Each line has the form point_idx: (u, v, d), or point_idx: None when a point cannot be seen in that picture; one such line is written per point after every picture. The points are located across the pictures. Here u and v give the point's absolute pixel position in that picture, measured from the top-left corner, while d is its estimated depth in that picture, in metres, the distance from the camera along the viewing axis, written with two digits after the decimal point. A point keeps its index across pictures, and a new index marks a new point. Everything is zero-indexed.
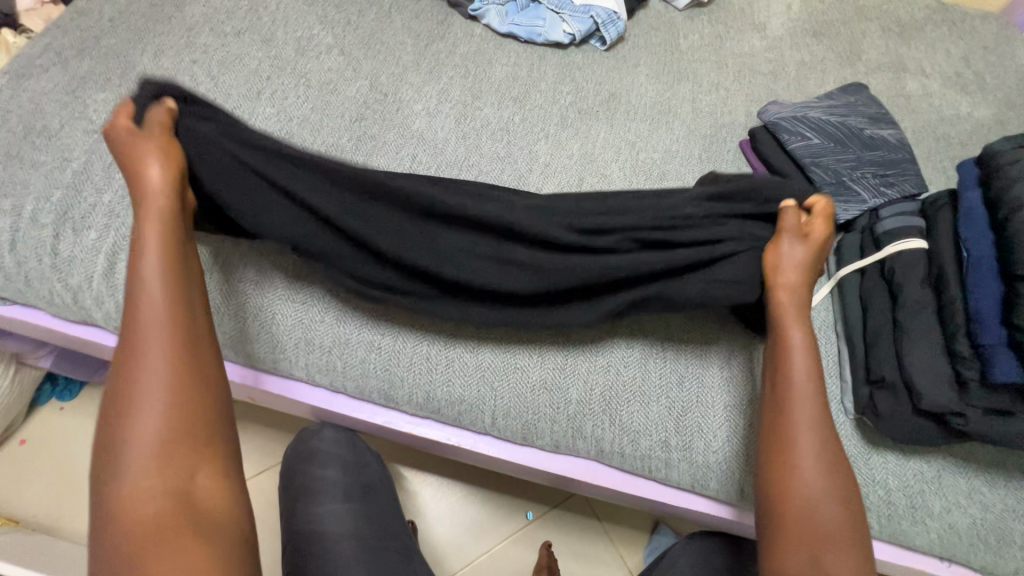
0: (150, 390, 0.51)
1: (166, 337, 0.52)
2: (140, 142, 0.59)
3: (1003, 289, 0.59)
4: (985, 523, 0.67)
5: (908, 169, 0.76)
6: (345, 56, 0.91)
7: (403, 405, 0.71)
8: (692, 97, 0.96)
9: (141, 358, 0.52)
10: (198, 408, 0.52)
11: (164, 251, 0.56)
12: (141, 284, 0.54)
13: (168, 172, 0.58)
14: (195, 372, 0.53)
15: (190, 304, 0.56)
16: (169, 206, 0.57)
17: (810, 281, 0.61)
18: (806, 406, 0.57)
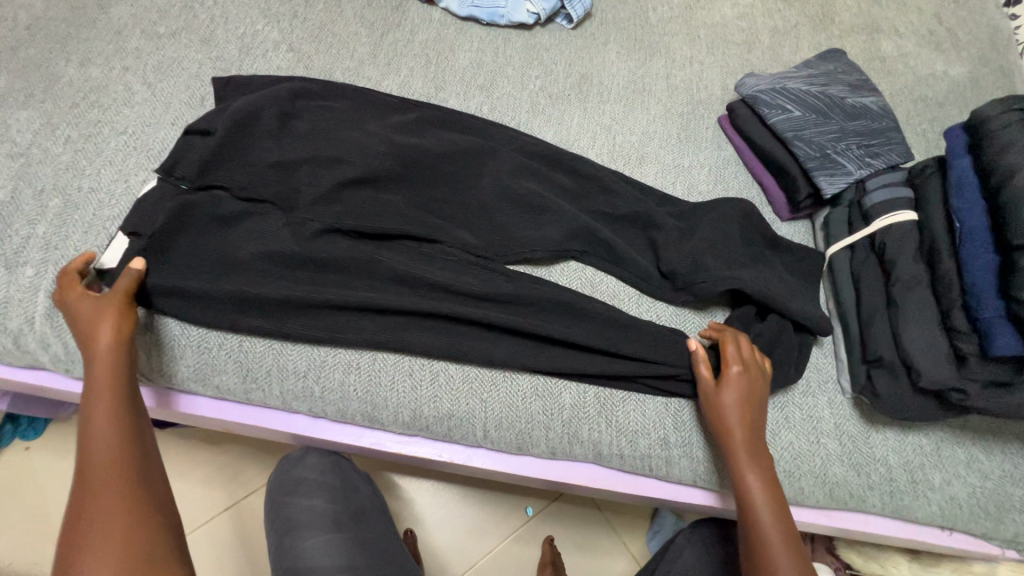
0: (98, 498, 0.49)
1: (115, 451, 0.52)
2: (90, 313, 0.57)
3: (998, 259, 0.57)
4: (984, 491, 0.67)
5: (894, 137, 0.73)
6: (295, 52, 0.84)
7: (388, 425, 0.67)
8: (666, 73, 0.92)
9: (90, 467, 0.51)
10: (142, 509, 0.50)
11: (106, 385, 0.55)
12: (92, 419, 0.53)
13: (113, 319, 0.57)
14: (133, 476, 0.51)
15: (136, 426, 0.55)
16: (116, 339, 0.57)
17: (751, 414, 0.61)
18: (778, 544, 0.55)
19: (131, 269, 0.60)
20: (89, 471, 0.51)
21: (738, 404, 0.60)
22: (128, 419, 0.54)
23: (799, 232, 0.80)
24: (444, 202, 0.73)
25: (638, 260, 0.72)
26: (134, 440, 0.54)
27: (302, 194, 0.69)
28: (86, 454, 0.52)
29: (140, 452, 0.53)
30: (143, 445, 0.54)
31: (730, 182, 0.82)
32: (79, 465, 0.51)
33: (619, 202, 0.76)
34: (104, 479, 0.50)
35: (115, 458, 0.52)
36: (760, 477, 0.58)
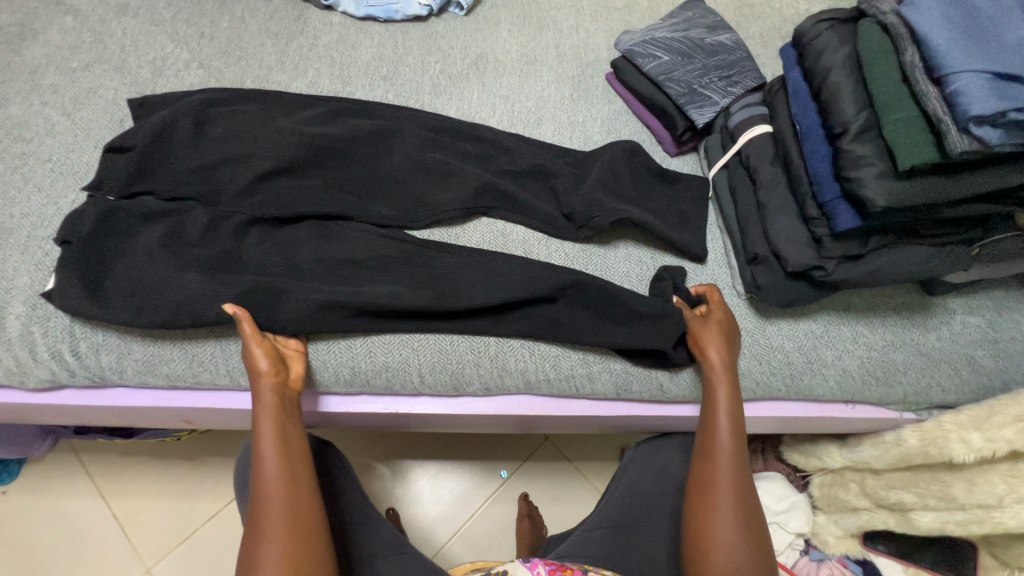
0: (277, 547, 0.54)
1: (287, 506, 0.57)
2: (259, 356, 0.63)
3: (831, 148, 0.65)
4: (872, 360, 0.76)
5: (747, 65, 0.84)
6: (205, 68, 0.90)
7: (333, 386, 0.73)
8: (556, 42, 1.00)
9: (267, 510, 0.56)
10: (316, 558, 0.56)
11: (276, 435, 0.60)
12: (264, 469, 0.58)
13: (272, 366, 0.63)
14: (305, 530, 0.57)
15: (305, 478, 0.60)
16: (277, 397, 0.62)
17: (727, 356, 0.70)
18: (728, 468, 0.65)
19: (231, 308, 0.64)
20: (264, 523, 0.56)
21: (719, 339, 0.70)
22: (296, 472, 0.59)
23: (686, 164, 0.88)
24: (357, 180, 0.79)
25: (541, 206, 0.79)
26: (305, 493, 0.59)
27: (222, 192, 0.74)
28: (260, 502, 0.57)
29: (309, 504, 0.59)
30: (313, 499, 0.59)
31: (621, 129, 0.90)
32: (256, 515, 0.56)
33: (519, 160, 0.84)
34: (277, 534, 0.55)
35: (290, 512, 0.57)
36: (729, 415, 0.67)
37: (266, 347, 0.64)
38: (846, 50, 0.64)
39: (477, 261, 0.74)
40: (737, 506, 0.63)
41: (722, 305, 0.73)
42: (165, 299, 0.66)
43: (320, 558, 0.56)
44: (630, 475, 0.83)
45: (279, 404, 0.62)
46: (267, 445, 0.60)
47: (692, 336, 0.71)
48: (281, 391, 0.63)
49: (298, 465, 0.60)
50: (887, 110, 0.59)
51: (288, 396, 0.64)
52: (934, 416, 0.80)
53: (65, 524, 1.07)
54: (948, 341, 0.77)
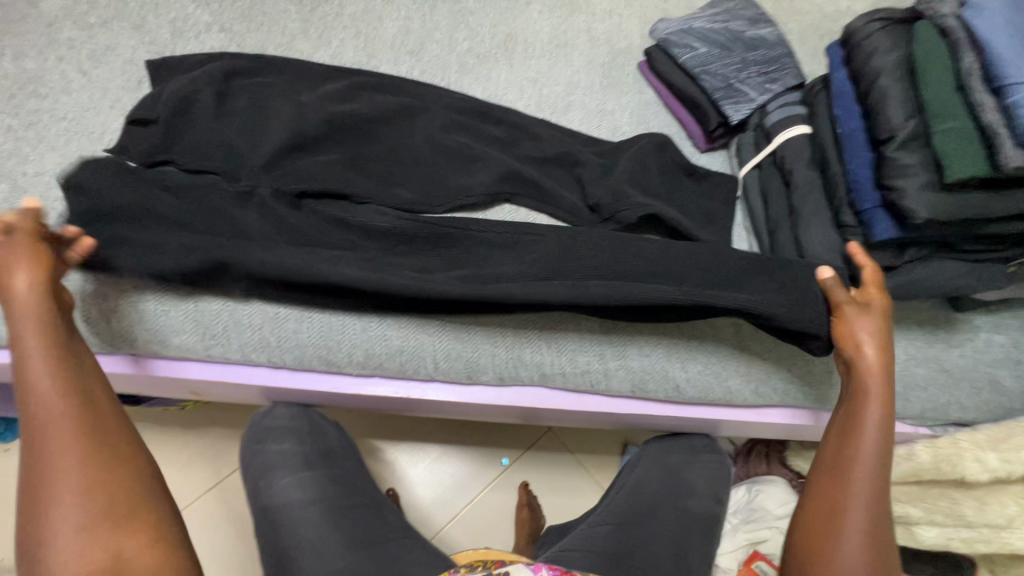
0: (58, 450, 0.51)
1: (64, 402, 0.53)
2: (18, 258, 0.55)
3: (873, 155, 0.63)
4: (892, 373, 0.75)
5: (788, 62, 0.81)
6: (227, 32, 0.87)
7: (344, 367, 0.72)
8: (588, 26, 0.96)
9: (44, 429, 0.52)
10: (107, 447, 0.53)
11: (38, 333, 0.54)
12: (33, 387, 0.53)
13: (34, 269, 0.55)
14: (97, 424, 0.54)
15: (74, 372, 0.55)
16: (42, 300, 0.55)
17: (887, 359, 0.61)
18: (866, 477, 0.59)
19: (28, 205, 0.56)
20: (39, 424, 0.52)
21: (877, 343, 0.61)
22: (78, 385, 0.55)
23: (715, 161, 0.86)
24: (379, 159, 0.77)
25: (565, 196, 0.77)
26: (71, 391, 0.54)
27: (241, 162, 0.72)
28: (31, 406, 0.53)
29: (77, 396, 0.54)
30: (87, 393, 0.55)
31: (651, 121, 0.88)
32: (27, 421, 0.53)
33: (545, 147, 0.81)
34: (65, 430, 0.52)
35: (61, 410, 0.53)
36: (880, 422, 0.60)
37: (27, 251, 0.55)
38: (897, 53, 0.62)
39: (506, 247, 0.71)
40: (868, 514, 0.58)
41: (884, 290, 0.61)
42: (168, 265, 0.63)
43: (113, 448, 0.54)
44: (636, 475, 0.84)
45: (42, 305, 0.55)
46: (36, 360, 0.53)
47: (851, 329, 0.62)
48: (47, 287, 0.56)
49: (77, 366, 0.55)
50: (939, 118, 0.56)
51: (53, 292, 0.57)
52: (949, 433, 0.79)
53: None
54: (972, 359, 0.76)
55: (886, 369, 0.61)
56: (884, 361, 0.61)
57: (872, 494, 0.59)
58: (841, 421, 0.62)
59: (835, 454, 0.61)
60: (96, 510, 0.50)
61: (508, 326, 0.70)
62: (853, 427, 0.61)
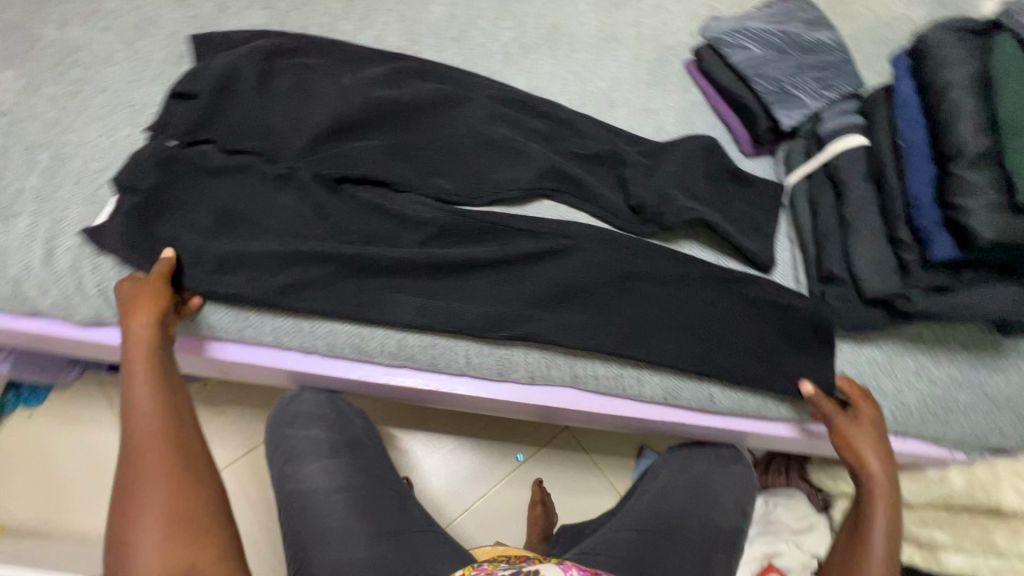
0: (150, 450, 0.52)
1: (164, 429, 0.54)
2: (140, 302, 0.59)
3: (936, 171, 0.61)
4: (933, 396, 0.73)
5: (847, 68, 0.78)
6: (270, 9, 0.86)
7: (375, 356, 0.71)
8: (635, 21, 0.94)
9: (140, 433, 0.53)
10: (193, 469, 0.53)
11: (149, 367, 0.57)
12: (133, 393, 0.55)
13: (151, 307, 0.59)
14: (186, 447, 0.54)
15: (176, 404, 0.56)
16: (155, 330, 0.59)
17: (890, 463, 0.65)
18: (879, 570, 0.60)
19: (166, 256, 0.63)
20: (137, 445, 0.53)
21: (875, 445, 0.65)
22: (170, 389, 0.57)
23: (761, 168, 0.83)
24: (419, 147, 0.75)
25: (608, 195, 0.75)
26: (170, 417, 0.55)
27: (282, 144, 0.72)
28: (131, 427, 0.54)
29: (177, 424, 0.55)
30: (182, 420, 0.55)
31: (696, 122, 0.85)
32: (125, 443, 0.53)
33: (589, 143, 0.79)
34: (157, 451, 0.52)
35: (157, 434, 0.53)
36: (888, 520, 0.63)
37: (152, 299, 0.60)
38: (972, 66, 0.59)
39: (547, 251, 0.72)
40: None
41: (869, 399, 0.68)
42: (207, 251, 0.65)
43: (197, 470, 0.53)
44: (661, 482, 0.82)
45: (155, 334, 0.59)
46: (141, 374, 0.56)
47: (849, 440, 0.65)
48: (163, 329, 0.60)
49: (178, 397, 0.57)
50: (1013, 137, 0.55)
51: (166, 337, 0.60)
52: (986, 460, 0.77)
53: (87, 454, 1.08)
54: (1016, 386, 0.73)
55: (884, 465, 0.65)
56: (880, 458, 0.65)
57: None
58: (850, 530, 0.65)
59: (847, 557, 0.63)
60: (175, 526, 0.49)
61: (543, 325, 0.69)
62: (863, 531, 0.63)
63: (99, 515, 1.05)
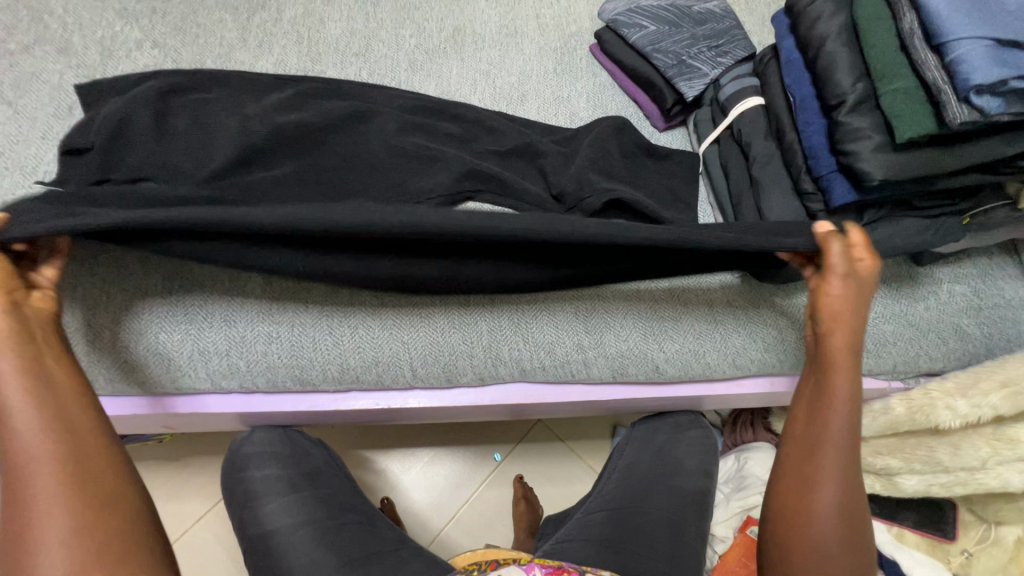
0: (42, 456, 0.45)
1: (56, 439, 0.46)
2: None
3: (826, 121, 0.64)
4: (863, 332, 0.76)
5: (737, 34, 0.81)
6: (160, 48, 0.83)
7: (320, 384, 0.70)
8: (536, 12, 0.95)
9: (23, 440, 0.45)
10: (96, 478, 0.46)
11: (15, 358, 0.47)
12: (2, 393, 0.46)
13: (1, 284, 0.49)
14: (85, 456, 0.46)
15: (65, 408, 0.48)
16: (15, 311, 0.49)
17: (862, 317, 0.59)
18: (841, 442, 0.56)
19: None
20: (19, 468, 0.45)
21: (855, 297, 0.58)
22: (46, 370, 0.48)
23: (675, 139, 0.86)
24: (334, 168, 0.74)
25: (530, 187, 0.76)
26: (58, 427, 0.46)
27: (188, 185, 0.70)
28: (6, 446, 0.45)
29: (68, 428, 0.47)
30: (77, 425, 0.47)
31: (608, 104, 0.87)
32: (6, 458, 0.45)
33: (504, 139, 0.80)
34: (46, 463, 0.45)
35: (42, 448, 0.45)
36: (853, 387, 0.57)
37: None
38: (841, 17, 0.62)
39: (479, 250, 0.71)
40: (844, 474, 0.55)
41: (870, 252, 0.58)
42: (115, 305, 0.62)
43: (101, 479, 0.46)
44: (628, 458, 0.85)
45: (15, 314, 0.49)
46: (4, 365, 0.47)
47: (834, 292, 0.58)
48: (25, 317, 0.50)
49: (59, 391, 0.48)
50: (884, 80, 0.57)
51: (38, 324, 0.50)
52: (920, 384, 0.82)
53: None
54: (936, 311, 0.78)
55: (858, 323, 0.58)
56: (858, 315, 0.58)
57: (849, 458, 0.56)
58: (808, 402, 0.59)
59: (804, 431, 0.58)
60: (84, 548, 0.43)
61: (481, 328, 0.70)
62: (827, 395, 0.57)
63: None
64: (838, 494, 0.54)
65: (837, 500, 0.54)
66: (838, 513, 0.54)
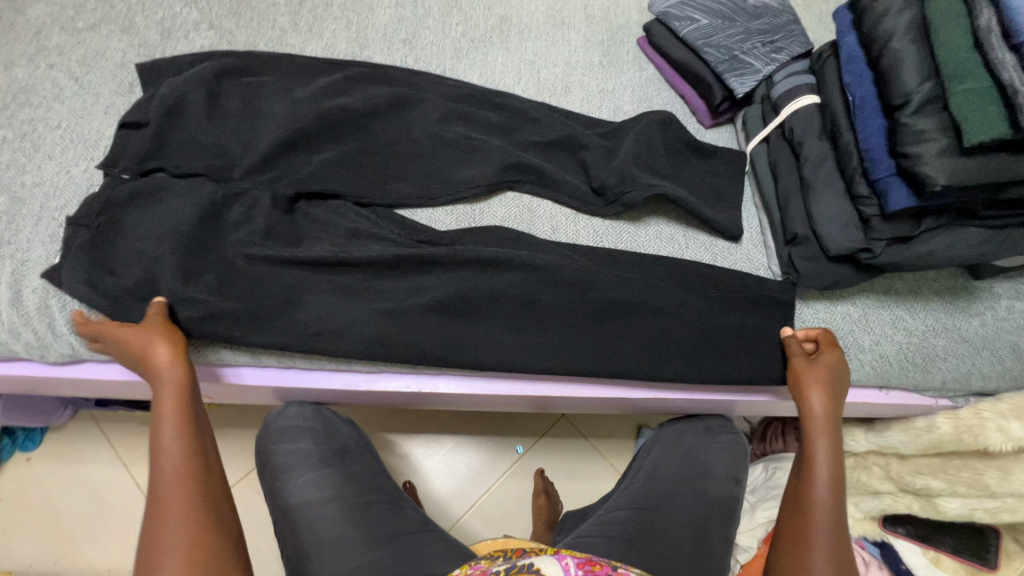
0: (180, 503, 0.52)
1: (196, 485, 0.53)
2: (159, 347, 0.59)
3: (886, 122, 0.61)
4: (911, 345, 0.73)
5: (794, 30, 0.78)
6: (216, 29, 0.86)
7: (354, 363, 0.71)
8: (584, 4, 0.94)
9: (171, 481, 0.53)
10: (215, 527, 0.52)
11: (179, 415, 0.57)
12: (163, 442, 0.55)
13: (173, 352, 0.59)
14: (213, 515, 0.52)
15: (207, 460, 0.56)
16: (180, 376, 0.59)
17: (837, 405, 0.64)
18: (824, 513, 0.58)
19: (157, 301, 0.62)
20: (168, 496, 0.52)
21: (826, 384, 0.64)
22: (199, 434, 0.57)
23: (722, 137, 0.83)
24: (377, 153, 0.76)
25: (570, 180, 0.75)
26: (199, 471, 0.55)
27: (239, 164, 0.72)
28: (162, 477, 0.54)
29: (207, 474, 0.55)
30: (211, 472, 0.56)
31: (653, 98, 0.86)
32: (157, 487, 0.53)
33: (547, 130, 0.79)
34: (183, 500, 0.52)
35: (186, 486, 0.53)
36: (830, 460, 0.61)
37: (167, 338, 0.60)
38: (911, 12, 0.59)
39: (514, 243, 0.73)
40: (834, 553, 0.55)
41: (835, 346, 0.67)
42: (166, 275, 0.65)
43: (217, 531, 0.52)
44: (653, 459, 0.83)
45: (181, 381, 0.59)
46: (168, 419, 0.56)
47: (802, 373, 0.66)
48: (184, 376, 0.59)
49: (205, 449, 0.56)
50: (955, 80, 0.54)
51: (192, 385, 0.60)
52: (970, 403, 0.78)
53: (89, 491, 1.09)
54: (992, 327, 0.74)
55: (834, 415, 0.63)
56: (830, 403, 0.63)
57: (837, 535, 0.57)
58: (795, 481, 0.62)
59: (796, 511, 0.60)
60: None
61: (514, 318, 0.70)
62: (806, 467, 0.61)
63: (107, 550, 1.06)
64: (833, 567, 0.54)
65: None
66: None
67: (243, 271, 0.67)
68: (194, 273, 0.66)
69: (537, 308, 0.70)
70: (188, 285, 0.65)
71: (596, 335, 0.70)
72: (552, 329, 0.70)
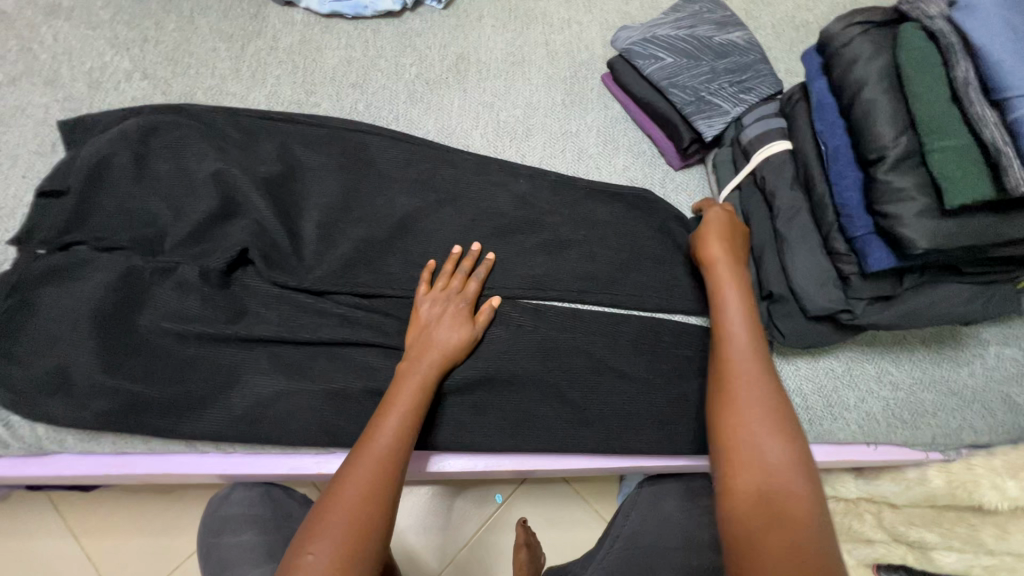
0: (352, 482, 0.50)
1: (376, 467, 0.51)
2: (451, 303, 0.64)
3: (861, 175, 0.57)
4: (898, 402, 0.69)
5: (762, 69, 0.75)
6: (150, 78, 0.80)
7: (299, 447, 0.64)
8: (545, 39, 0.89)
9: (370, 451, 0.52)
10: (373, 527, 0.48)
11: (422, 388, 0.58)
12: (391, 411, 0.55)
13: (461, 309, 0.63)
14: (374, 509, 0.49)
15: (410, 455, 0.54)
16: (462, 337, 0.62)
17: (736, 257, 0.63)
18: (746, 356, 0.55)
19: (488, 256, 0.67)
20: (351, 469, 0.51)
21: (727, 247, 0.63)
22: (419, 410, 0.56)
23: (692, 179, 0.80)
24: (322, 213, 0.70)
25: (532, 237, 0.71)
26: (395, 468, 0.52)
27: (169, 233, 0.66)
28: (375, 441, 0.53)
29: (398, 466, 0.52)
30: (403, 469, 0.53)
31: (619, 140, 0.81)
32: (354, 455, 0.52)
33: (506, 181, 0.74)
34: (370, 479, 0.50)
35: (380, 473, 0.51)
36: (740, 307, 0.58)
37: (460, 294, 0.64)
38: (883, 60, 0.55)
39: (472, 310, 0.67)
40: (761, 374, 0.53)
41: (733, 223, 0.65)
42: (85, 365, 0.59)
43: (368, 541, 0.47)
44: (632, 524, 0.78)
45: (461, 343, 0.62)
46: (427, 378, 0.58)
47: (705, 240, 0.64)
48: (464, 336, 0.62)
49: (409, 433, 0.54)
50: (933, 135, 0.50)
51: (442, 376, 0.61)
52: (962, 456, 0.74)
53: (27, 560, 0.96)
54: (982, 378, 0.70)
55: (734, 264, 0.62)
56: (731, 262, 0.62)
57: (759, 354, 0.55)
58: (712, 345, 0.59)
59: (718, 369, 0.56)
60: None
61: (474, 393, 0.64)
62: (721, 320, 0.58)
63: None
64: (764, 404, 0.51)
65: (766, 401, 0.51)
66: (782, 440, 0.49)
67: (174, 354, 0.61)
68: (117, 360, 0.60)
69: (499, 380, 0.64)
70: (110, 373, 0.59)
71: (562, 409, 0.65)
72: (516, 402, 0.65)
